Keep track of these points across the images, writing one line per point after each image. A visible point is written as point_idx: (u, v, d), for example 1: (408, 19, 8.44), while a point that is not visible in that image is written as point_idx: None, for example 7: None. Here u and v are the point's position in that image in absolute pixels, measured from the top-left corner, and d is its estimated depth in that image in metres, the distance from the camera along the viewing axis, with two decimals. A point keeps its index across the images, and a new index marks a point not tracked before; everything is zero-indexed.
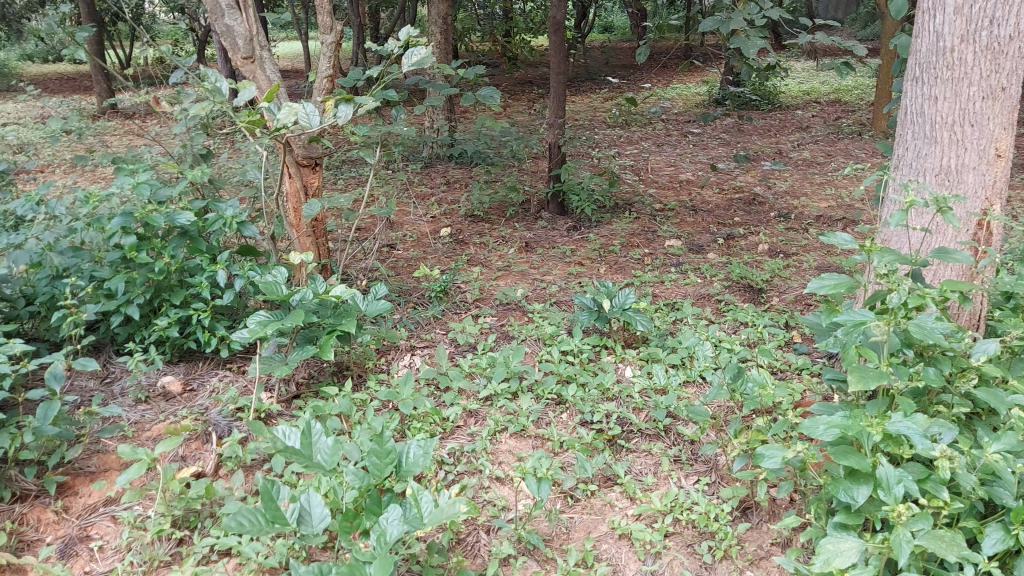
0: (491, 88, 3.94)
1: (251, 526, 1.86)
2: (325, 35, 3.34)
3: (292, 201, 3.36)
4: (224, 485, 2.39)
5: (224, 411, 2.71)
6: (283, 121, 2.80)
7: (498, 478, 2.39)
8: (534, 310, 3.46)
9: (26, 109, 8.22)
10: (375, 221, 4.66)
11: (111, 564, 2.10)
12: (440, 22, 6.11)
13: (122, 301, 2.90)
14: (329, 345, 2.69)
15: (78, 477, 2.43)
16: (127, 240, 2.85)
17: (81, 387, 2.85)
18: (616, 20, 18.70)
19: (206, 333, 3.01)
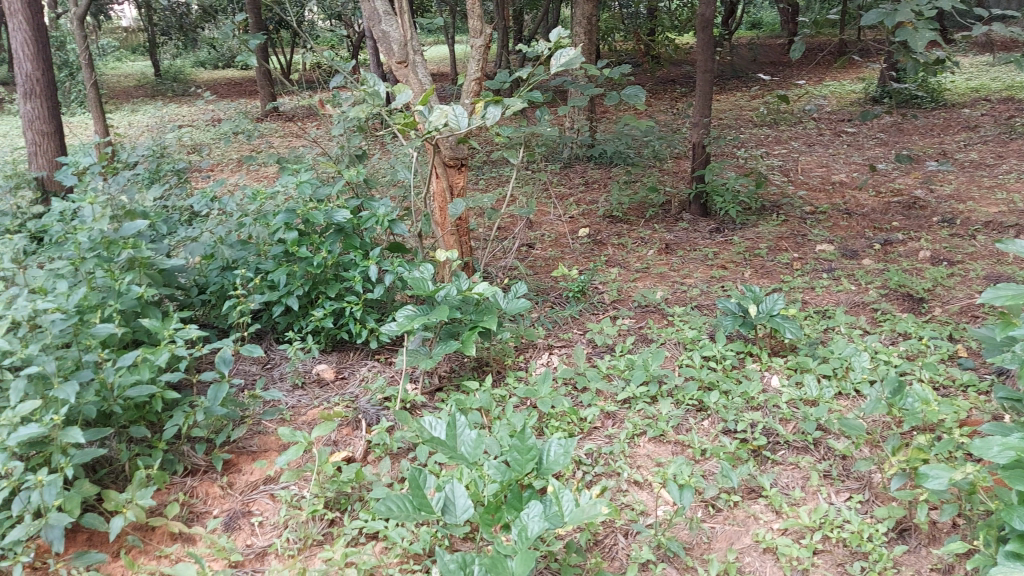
0: (636, 87, 3.85)
1: (399, 512, 1.97)
2: (474, 39, 3.40)
3: (438, 201, 3.46)
4: (372, 470, 2.49)
5: (373, 400, 2.83)
6: (434, 124, 2.87)
7: (637, 482, 2.36)
8: (675, 313, 3.40)
9: (198, 113, 8.90)
10: (515, 221, 4.73)
11: (270, 539, 2.23)
12: (584, 22, 6.10)
13: (284, 293, 3.09)
14: (471, 341, 2.74)
15: (241, 455, 2.61)
16: (289, 236, 3.03)
17: (245, 371, 3.07)
18: (765, 16, 18.09)
19: (358, 324, 3.15)
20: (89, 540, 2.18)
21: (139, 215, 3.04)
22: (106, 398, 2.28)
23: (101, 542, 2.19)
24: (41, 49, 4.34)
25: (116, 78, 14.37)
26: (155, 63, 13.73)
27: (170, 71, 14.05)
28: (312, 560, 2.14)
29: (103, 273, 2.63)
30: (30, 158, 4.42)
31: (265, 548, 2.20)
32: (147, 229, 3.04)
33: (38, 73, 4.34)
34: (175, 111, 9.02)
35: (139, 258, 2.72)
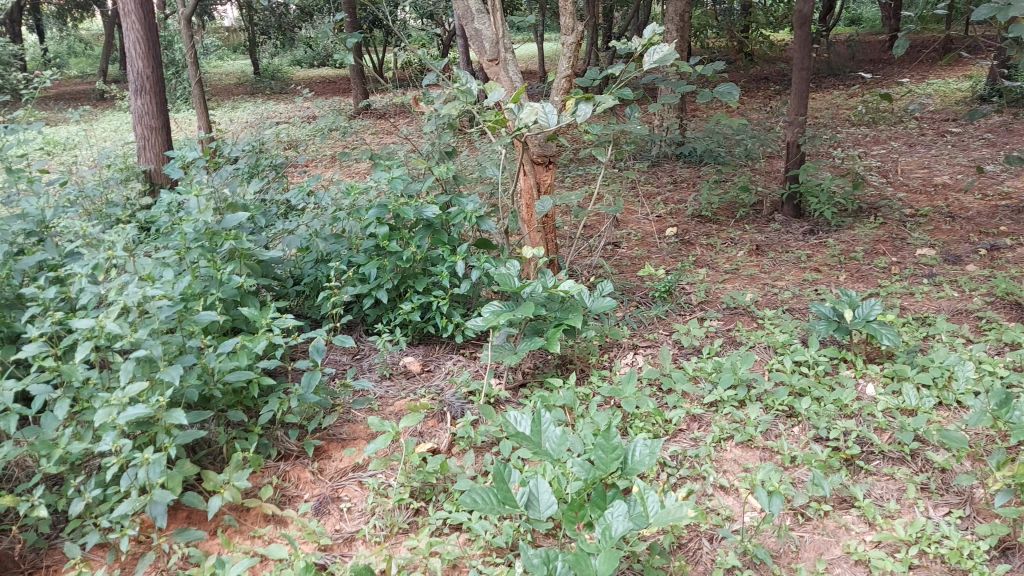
0: (730, 84, 3.76)
1: (483, 504, 1.99)
2: (565, 37, 3.39)
3: (525, 198, 3.45)
4: (456, 462, 2.52)
5: (458, 394, 2.87)
6: (525, 121, 2.87)
7: (723, 487, 2.32)
8: (765, 316, 3.33)
9: (294, 110, 9.19)
10: (602, 219, 4.72)
11: (357, 525, 2.29)
12: (677, 19, 6.02)
13: (374, 286, 3.16)
14: (556, 339, 2.74)
15: (331, 442, 2.68)
16: (380, 230, 3.11)
17: (336, 361, 3.16)
18: (865, 11, 17.45)
19: (444, 318, 3.19)
20: (188, 518, 2.28)
21: (240, 207, 3.17)
22: (207, 382, 2.38)
23: (200, 520, 2.29)
24: (152, 48, 4.55)
25: (218, 77, 14.97)
26: (255, 62, 14.24)
27: (269, 69, 14.54)
28: (397, 547, 2.18)
29: (207, 263, 2.74)
30: (140, 152, 4.65)
31: (353, 534, 2.26)
32: (248, 222, 3.16)
33: (149, 71, 4.56)
34: (273, 109, 9.33)
35: (240, 249, 2.83)
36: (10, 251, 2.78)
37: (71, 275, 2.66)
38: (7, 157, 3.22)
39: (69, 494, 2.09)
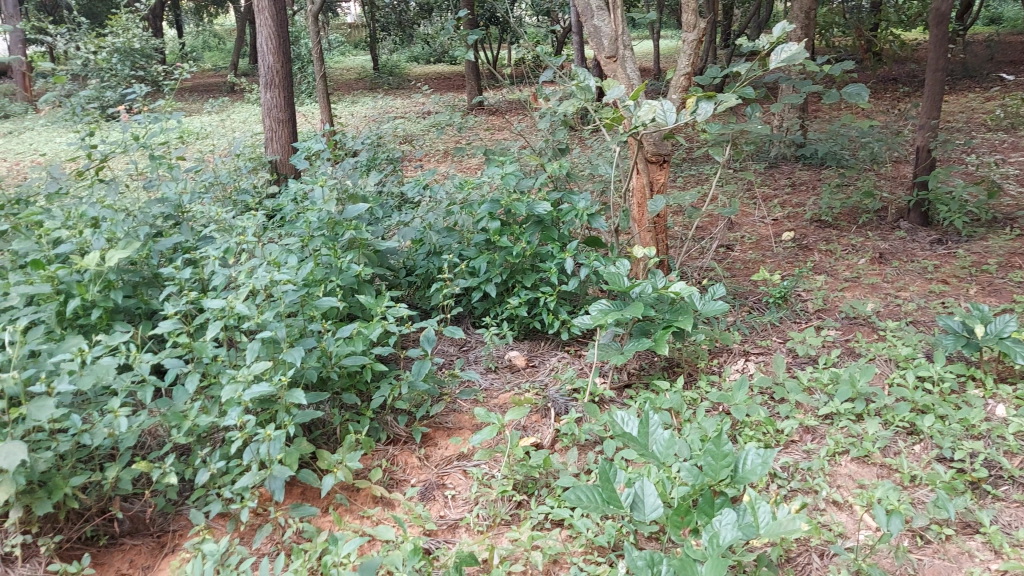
0: (859, 85, 3.62)
1: (588, 502, 2.00)
2: (686, 34, 3.34)
3: (637, 197, 3.38)
4: (559, 459, 2.50)
5: (562, 390, 2.86)
6: (642, 119, 2.81)
7: (836, 502, 2.23)
8: (886, 328, 3.18)
9: (411, 106, 9.40)
10: (715, 220, 4.63)
11: (461, 513, 2.33)
12: (802, 16, 5.83)
13: (483, 280, 3.20)
14: (664, 341, 2.68)
15: (437, 430, 2.74)
16: (492, 225, 3.14)
17: (444, 351, 3.22)
18: (1008, 10, 16.39)
19: (551, 315, 3.18)
20: (302, 494, 2.38)
21: (360, 198, 3.28)
22: (325, 364, 2.48)
23: (313, 497, 2.38)
24: (282, 44, 4.75)
25: (340, 72, 15.50)
26: (374, 58, 14.66)
27: (388, 65, 14.95)
28: (500, 537, 2.20)
29: (328, 251, 2.86)
30: (267, 143, 4.86)
31: (457, 521, 2.29)
32: (366, 213, 3.27)
33: (278, 65, 4.76)
34: (391, 104, 9.58)
35: (359, 239, 2.94)
36: (150, 232, 2.97)
37: (204, 257, 2.82)
38: (150, 145, 3.43)
39: (195, 464, 2.21)
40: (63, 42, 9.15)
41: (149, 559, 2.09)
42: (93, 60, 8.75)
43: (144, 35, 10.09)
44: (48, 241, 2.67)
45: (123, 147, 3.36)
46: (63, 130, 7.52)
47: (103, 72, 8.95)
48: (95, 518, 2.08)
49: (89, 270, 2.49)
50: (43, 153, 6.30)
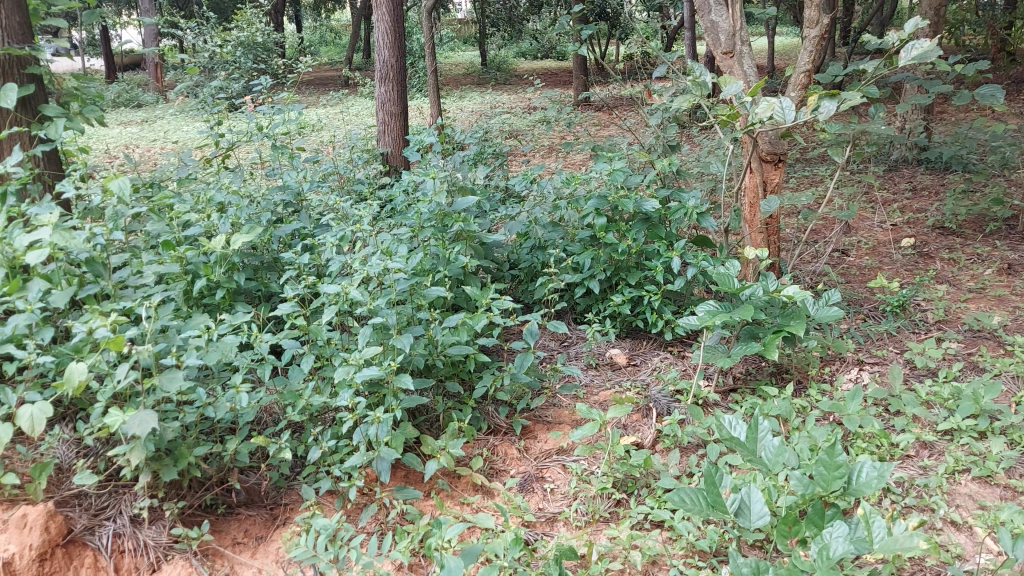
0: (994, 85, 3.42)
1: (692, 504, 1.96)
2: (808, 30, 3.24)
3: (749, 197, 3.28)
4: (660, 460, 2.46)
5: (664, 391, 2.82)
6: (760, 117, 2.72)
7: (953, 523, 2.12)
8: (1014, 343, 3.00)
9: (517, 101, 9.47)
10: (829, 224, 4.48)
11: (560, 507, 2.33)
12: (931, 12, 5.55)
13: (587, 276, 3.18)
14: (774, 346, 2.59)
15: (538, 423, 2.76)
16: (598, 221, 3.12)
17: (546, 345, 3.23)
18: None
19: (655, 314, 3.13)
20: (405, 478, 2.44)
21: (469, 191, 3.32)
22: (431, 352, 2.54)
23: (416, 481, 2.44)
24: (397, 39, 4.87)
25: (448, 67, 15.76)
26: (482, 53, 14.83)
27: (495, 60, 15.10)
28: (598, 534, 2.18)
29: (437, 242, 2.91)
30: (379, 136, 4.98)
31: (555, 515, 2.29)
32: (475, 206, 3.31)
33: (393, 60, 4.88)
34: (498, 98, 9.68)
35: (467, 231, 2.98)
36: (272, 218, 3.14)
37: (321, 244, 2.93)
38: (273, 135, 3.60)
39: (307, 441, 2.31)
40: (193, 36, 9.67)
41: (262, 530, 2.20)
42: (219, 53, 9.24)
43: (266, 29, 10.55)
44: (179, 224, 2.83)
45: (248, 136, 3.54)
46: (192, 120, 7.97)
47: (228, 64, 9.43)
48: (215, 488, 2.19)
49: (215, 252, 2.63)
50: (174, 141, 6.70)
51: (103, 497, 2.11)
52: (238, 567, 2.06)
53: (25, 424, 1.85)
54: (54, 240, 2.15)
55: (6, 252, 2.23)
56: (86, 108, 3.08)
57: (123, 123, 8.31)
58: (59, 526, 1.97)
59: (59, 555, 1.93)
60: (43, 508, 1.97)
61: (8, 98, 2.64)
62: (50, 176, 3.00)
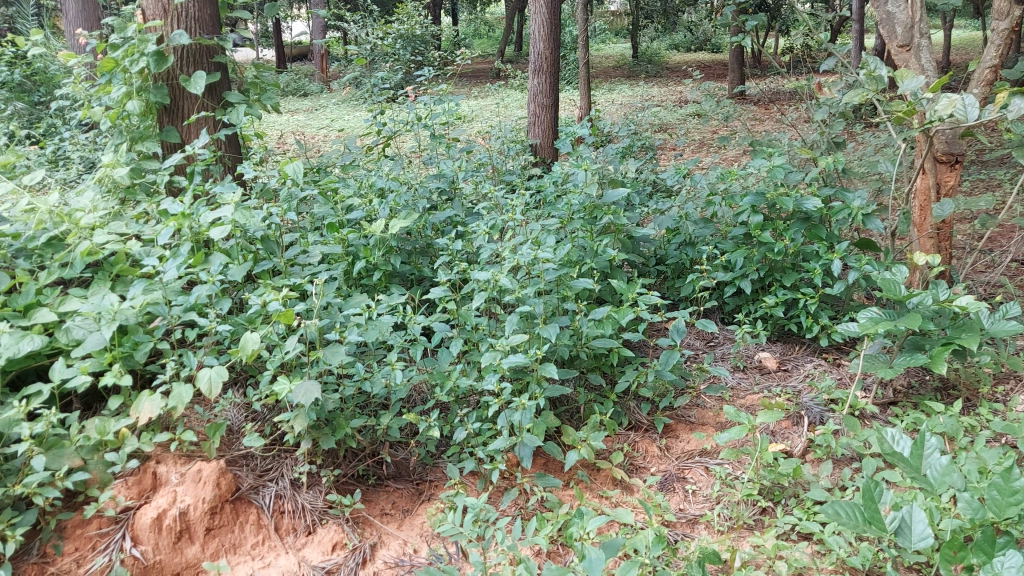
0: None
1: (847, 519, 1.88)
2: (998, 21, 2.99)
3: (919, 199, 3.08)
4: (811, 470, 2.35)
5: (817, 399, 2.69)
6: (939, 114, 2.54)
7: None
8: None
9: (669, 94, 9.34)
10: (1007, 231, 4.14)
11: (702, 509, 2.28)
12: None
13: (739, 275, 3.08)
14: (942, 359, 2.41)
15: (680, 423, 2.71)
16: (753, 219, 3.02)
17: (690, 344, 3.17)
18: None
19: (810, 318, 3.00)
20: (545, 466, 2.46)
21: (620, 184, 3.30)
22: (576, 344, 2.55)
23: (556, 470, 2.45)
24: (553, 31, 4.92)
25: (599, 59, 15.72)
26: (634, 44, 14.67)
27: (646, 52, 14.92)
28: (741, 541, 2.11)
29: (585, 234, 2.91)
30: (529, 127, 5.02)
31: (697, 517, 2.25)
32: (625, 199, 3.29)
33: (548, 52, 4.92)
34: (649, 91, 9.57)
35: (617, 224, 2.96)
36: (427, 206, 3.25)
37: (473, 232, 3.00)
38: (432, 124, 3.71)
39: (453, 422, 2.38)
40: (356, 29, 10.16)
41: (408, 504, 2.29)
42: (380, 45, 9.67)
43: (425, 21, 10.91)
44: (343, 207, 2.98)
45: (408, 125, 3.67)
46: (353, 109, 8.38)
47: (387, 56, 9.86)
48: (367, 459, 2.33)
49: (374, 235, 2.75)
50: (338, 129, 7.06)
51: (267, 459, 2.27)
52: (385, 537, 2.15)
53: (204, 385, 2.00)
54: (235, 219, 2.34)
55: (192, 227, 2.43)
56: (264, 95, 3.29)
57: (292, 111, 8.81)
58: (229, 483, 2.12)
59: (227, 510, 2.08)
60: (216, 465, 2.12)
61: (197, 85, 2.87)
62: (231, 159, 3.23)
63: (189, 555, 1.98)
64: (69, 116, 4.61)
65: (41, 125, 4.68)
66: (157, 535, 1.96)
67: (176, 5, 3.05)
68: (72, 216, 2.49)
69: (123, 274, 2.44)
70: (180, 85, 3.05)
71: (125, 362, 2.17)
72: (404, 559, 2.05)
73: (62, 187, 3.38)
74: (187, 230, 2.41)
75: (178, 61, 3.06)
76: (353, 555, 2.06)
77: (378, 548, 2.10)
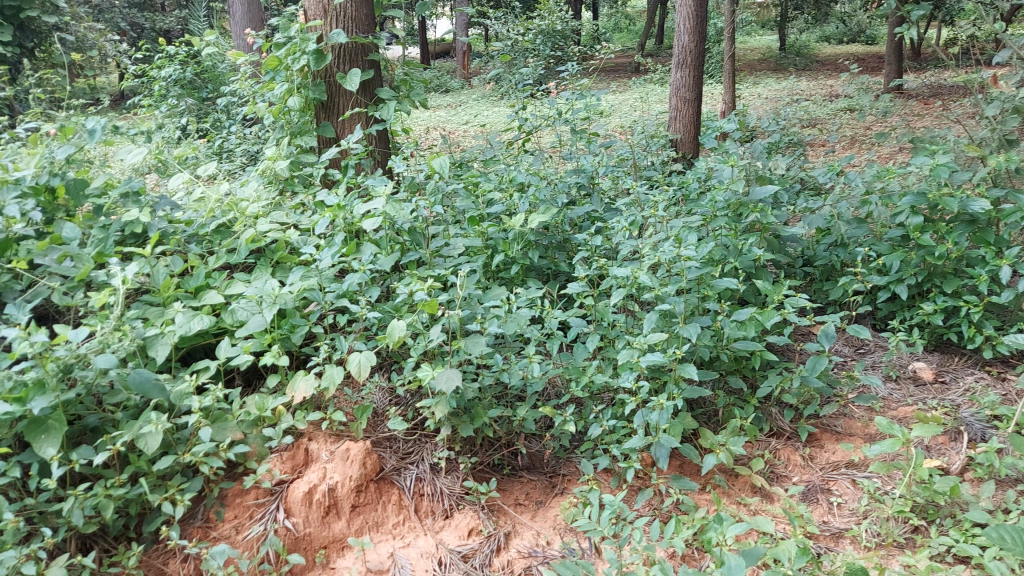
0: None
1: (1011, 544, 1.72)
2: None
3: None
4: (970, 490, 2.20)
5: (978, 415, 2.52)
6: None
7: None
8: None
9: (819, 88, 8.96)
10: None
11: (847, 523, 2.18)
12: None
13: (893, 279, 2.92)
14: None
15: (825, 432, 2.60)
16: (912, 220, 2.85)
17: (838, 350, 3.03)
18: None
19: (973, 328, 2.81)
20: (681, 467, 2.42)
21: (768, 181, 3.19)
22: (717, 344, 2.49)
23: (692, 472, 2.41)
24: (699, 24, 4.82)
25: (743, 52, 15.27)
26: (782, 37, 14.17)
27: (794, 45, 14.37)
28: (891, 559, 2.00)
29: (729, 232, 2.84)
30: (670, 122, 4.94)
31: (842, 531, 2.15)
32: (772, 196, 3.18)
33: (693, 45, 4.84)
34: (797, 85, 9.22)
35: (763, 222, 2.87)
36: (567, 201, 3.26)
37: (613, 228, 2.99)
38: (574, 119, 3.72)
39: (588, 418, 2.38)
40: (499, 26, 10.34)
41: (542, 496, 2.31)
42: (521, 41, 9.81)
43: (566, 16, 10.98)
44: (484, 201, 3.04)
45: (550, 120, 3.70)
46: (494, 104, 8.54)
47: (527, 52, 10.00)
48: (503, 449, 2.37)
49: (514, 229, 2.80)
50: (480, 124, 7.21)
51: (409, 443, 2.37)
52: (519, 526, 2.18)
53: (353, 368, 2.10)
54: (386, 211, 2.44)
55: (346, 218, 2.55)
56: (413, 91, 3.41)
57: (436, 106, 9.05)
58: (374, 464, 2.22)
59: (372, 489, 2.18)
60: (362, 445, 2.23)
61: (353, 82, 3.00)
62: (381, 153, 3.36)
63: (336, 530, 2.08)
64: (235, 110, 4.94)
65: (210, 120, 5.03)
66: (307, 508, 2.07)
67: (335, 5, 3.20)
68: (239, 205, 2.66)
69: (282, 261, 2.59)
70: (337, 82, 3.20)
71: (283, 343, 2.31)
72: (538, 550, 2.08)
73: (228, 177, 3.62)
74: (341, 221, 2.54)
75: (335, 59, 3.20)
76: (488, 542, 2.10)
77: (512, 537, 2.13)
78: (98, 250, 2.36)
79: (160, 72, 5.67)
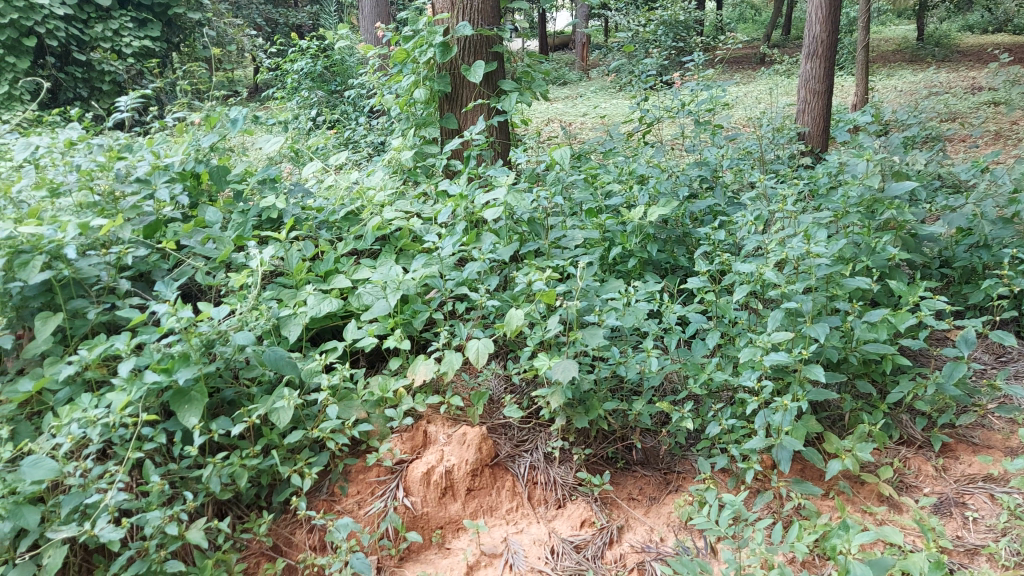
0: None
1: None
2: None
3: None
4: None
5: None
6: None
7: None
8: None
9: (960, 79, 8.45)
10: None
11: (983, 540, 2.06)
12: None
13: None
14: None
15: (960, 443, 2.46)
16: None
17: (977, 357, 2.86)
18: None
19: None
20: (803, 471, 2.35)
21: (903, 177, 3.04)
22: (845, 345, 2.40)
23: (814, 477, 2.33)
24: (832, 13, 4.63)
25: (877, 42, 14.57)
26: (919, 26, 13.44)
27: (933, 34, 13.58)
28: None
29: (860, 229, 2.72)
30: (798, 114, 4.77)
31: (977, 547, 2.03)
32: (907, 193, 3.03)
33: (824, 35, 4.65)
34: (936, 76, 8.72)
35: (899, 220, 2.73)
36: (688, 194, 3.21)
37: (735, 222, 2.92)
38: (698, 110, 3.65)
39: (706, 415, 2.34)
40: (621, 17, 10.26)
41: (656, 491, 2.29)
42: (643, 33, 9.70)
43: (689, 7, 10.79)
44: (604, 193, 3.03)
45: (673, 112, 3.64)
46: (613, 96, 8.50)
47: (649, 43, 9.89)
48: (617, 442, 2.37)
49: (634, 222, 2.77)
50: (598, 116, 7.19)
51: (524, 431, 2.40)
52: (632, 521, 2.17)
53: (472, 355, 2.14)
54: (507, 200, 2.46)
55: (468, 208, 2.60)
56: (536, 83, 3.43)
57: (555, 98, 9.07)
58: (489, 449, 2.26)
59: (487, 474, 2.22)
60: (478, 430, 2.27)
61: (477, 74, 3.05)
62: (501, 144, 3.40)
63: (452, 511, 2.13)
64: (362, 102, 5.11)
65: (339, 111, 5.23)
66: (425, 488, 2.14)
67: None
68: (366, 193, 2.76)
69: (406, 249, 2.67)
70: (461, 74, 3.26)
71: (406, 328, 2.38)
72: (650, 545, 2.06)
73: (355, 166, 3.76)
74: (463, 210, 2.59)
75: (461, 52, 3.26)
76: (601, 534, 2.10)
77: (625, 531, 2.13)
78: (238, 234, 2.50)
79: (293, 65, 5.94)
